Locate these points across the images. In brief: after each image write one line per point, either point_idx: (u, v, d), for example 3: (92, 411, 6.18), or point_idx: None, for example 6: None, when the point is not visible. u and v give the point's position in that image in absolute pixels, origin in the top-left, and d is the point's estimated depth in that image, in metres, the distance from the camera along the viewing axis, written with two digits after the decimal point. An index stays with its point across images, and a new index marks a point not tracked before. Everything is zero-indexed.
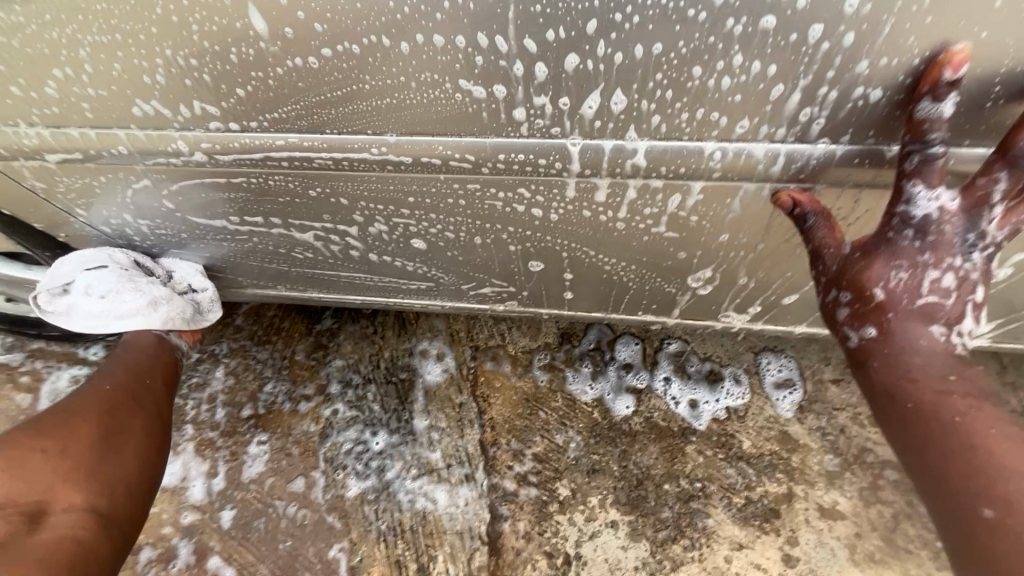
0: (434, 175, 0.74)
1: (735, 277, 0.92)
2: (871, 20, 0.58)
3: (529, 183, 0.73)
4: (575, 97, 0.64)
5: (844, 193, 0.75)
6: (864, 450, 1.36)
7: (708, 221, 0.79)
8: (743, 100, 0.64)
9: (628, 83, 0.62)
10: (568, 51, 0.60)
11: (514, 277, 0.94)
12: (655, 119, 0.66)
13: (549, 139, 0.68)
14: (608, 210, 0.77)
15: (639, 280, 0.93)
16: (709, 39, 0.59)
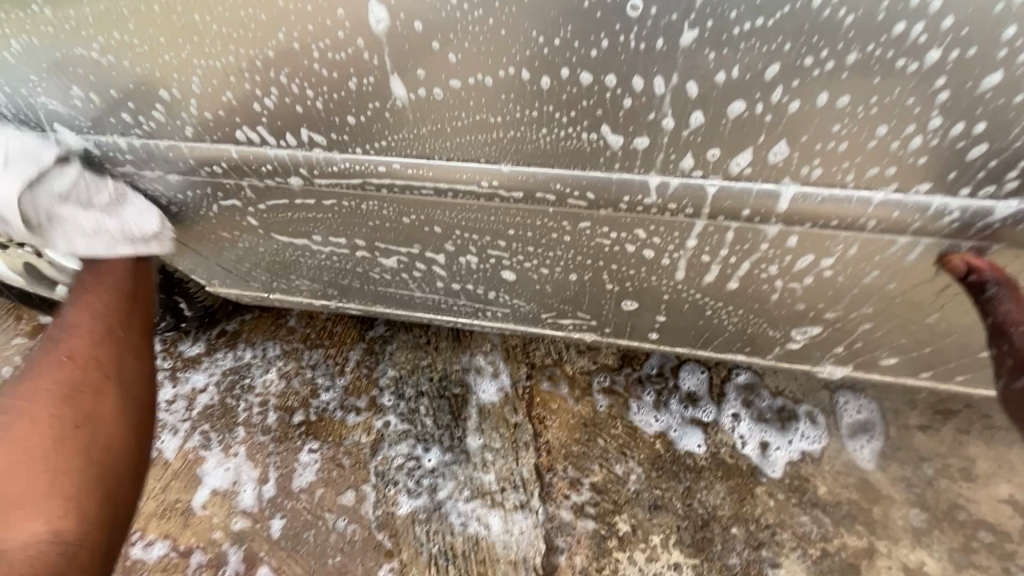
0: (542, 208, 0.70)
1: (849, 333, 0.83)
2: None
3: (649, 224, 0.69)
4: (726, 150, 0.60)
5: (1023, 254, 0.65)
6: (955, 507, 1.25)
7: (843, 276, 0.72)
8: (921, 163, 0.58)
9: (795, 134, 0.57)
10: (736, 97, 0.55)
11: (602, 312, 0.89)
12: (813, 169, 0.60)
13: (686, 181, 0.63)
14: (725, 255, 0.72)
15: (741, 324, 0.85)
16: (903, 97, 0.54)
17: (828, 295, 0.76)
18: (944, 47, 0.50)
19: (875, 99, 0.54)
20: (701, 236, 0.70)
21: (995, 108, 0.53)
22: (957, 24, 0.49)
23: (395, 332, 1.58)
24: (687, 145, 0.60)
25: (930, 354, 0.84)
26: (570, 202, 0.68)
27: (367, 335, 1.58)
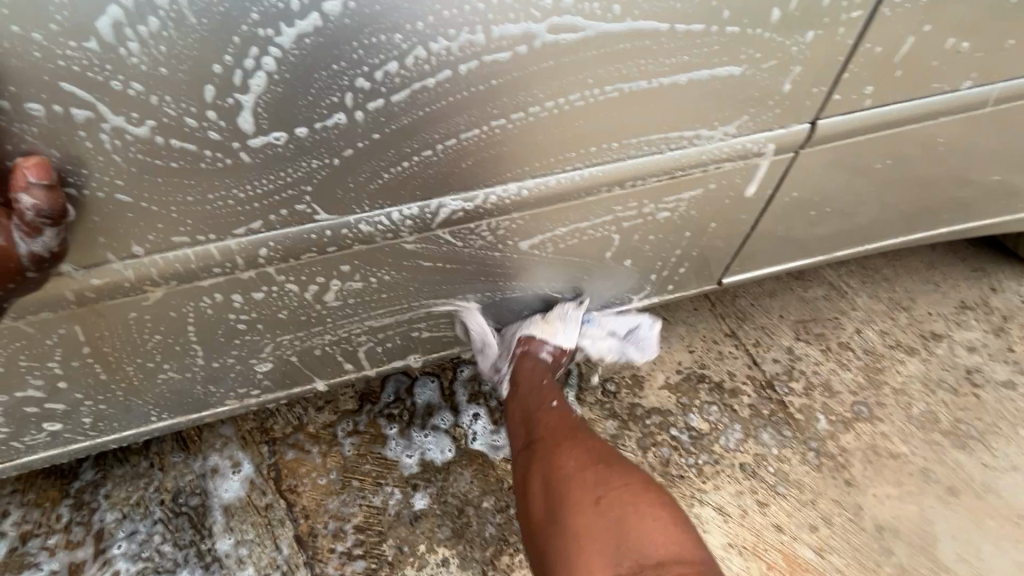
0: (86, 312, 0.79)
1: (436, 324, 1.08)
2: (387, 143, 0.76)
3: (199, 296, 0.83)
4: (183, 237, 0.76)
5: (460, 236, 0.91)
6: (634, 405, 1.62)
7: (382, 288, 0.94)
8: (338, 201, 0.80)
9: (220, 217, 0.76)
10: (147, 212, 0.72)
11: (245, 378, 1.01)
12: (257, 225, 0.78)
13: (175, 256, 0.77)
14: (284, 298, 0.89)
15: (356, 342, 1.04)
16: (271, 185, 0.75)
17: (387, 299, 0.97)
18: (270, 147, 0.71)
19: (246, 184, 0.74)
20: (246, 291, 0.85)
21: (334, 169, 0.76)
22: (253, 137, 0.70)
23: (109, 471, 1.45)
24: (158, 238, 0.75)
25: (501, 311, 1.11)
26: (110, 299, 0.79)
27: (73, 488, 1.42)
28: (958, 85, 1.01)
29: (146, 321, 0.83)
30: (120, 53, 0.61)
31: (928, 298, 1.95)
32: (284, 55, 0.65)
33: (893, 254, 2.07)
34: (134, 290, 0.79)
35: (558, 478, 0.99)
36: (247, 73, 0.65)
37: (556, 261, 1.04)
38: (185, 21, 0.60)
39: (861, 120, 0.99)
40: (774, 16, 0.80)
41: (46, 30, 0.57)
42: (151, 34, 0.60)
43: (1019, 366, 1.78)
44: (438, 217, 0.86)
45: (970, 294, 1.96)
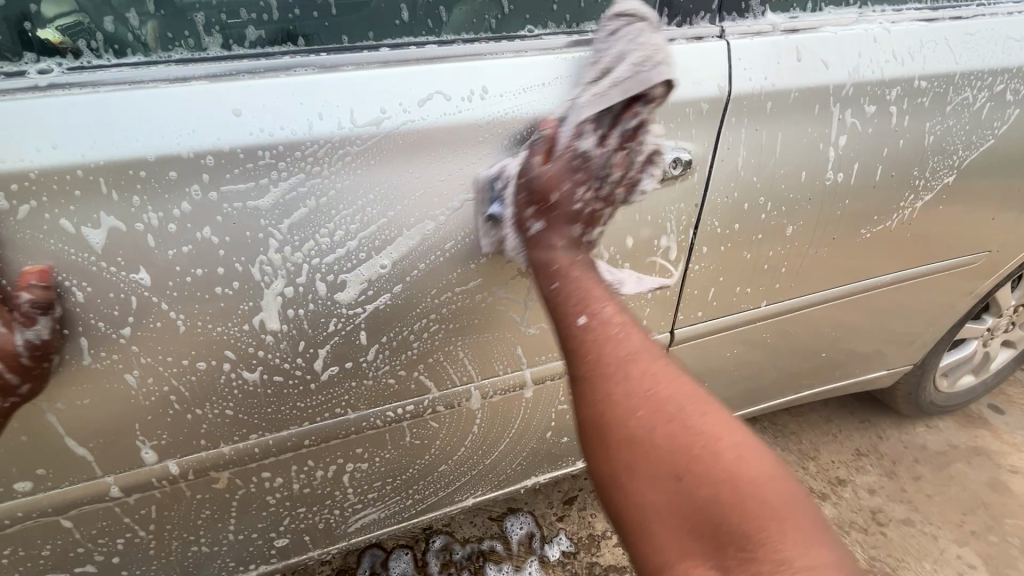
0: (158, 498, 1.01)
1: (422, 495, 1.31)
2: (372, 371, 1.03)
3: (246, 481, 1.06)
4: (249, 435, 1.00)
5: (437, 425, 1.17)
6: (592, 564, 1.79)
7: (384, 465, 1.18)
8: (367, 401, 1.06)
9: (281, 419, 1.01)
10: (231, 422, 0.97)
11: (259, 552, 1.20)
12: (305, 423, 1.03)
13: (239, 447, 1.01)
14: (307, 480, 1.12)
15: (354, 513, 1.25)
16: (325, 399, 1.02)
17: (382, 474, 1.20)
18: (331, 373, 1.00)
19: (308, 400, 1.01)
20: (279, 474, 1.08)
21: (372, 387, 1.05)
22: (326, 370, 0.99)
23: None
24: (229, 437, 0.99)
25: (470, 479, 1.33)
26: (180, 484, 1.01)
27: None
28: (803, 296, 1.39)
29: (200, 503, 1.05)
30: (256, 333, 0.90)
31: (831, 448, 2.31)
32: (355, 318, 0.95)
33: (796, 410, 2.48)
34: (206, 483, 1.03)
35: (699, 440, 0.76)
36: (327, 333, 0.95)
37: (514, 437, 1.30)
38: (294, 313, 0.91)
39: (719, 324, 1.34)
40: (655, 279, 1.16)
41: (221, 325, 0.87)
42: (277, 324, 0.90)
43: (913, 504, 2.09)
44: (432, 408, 1.13)
45: (863, 443, 2.35)
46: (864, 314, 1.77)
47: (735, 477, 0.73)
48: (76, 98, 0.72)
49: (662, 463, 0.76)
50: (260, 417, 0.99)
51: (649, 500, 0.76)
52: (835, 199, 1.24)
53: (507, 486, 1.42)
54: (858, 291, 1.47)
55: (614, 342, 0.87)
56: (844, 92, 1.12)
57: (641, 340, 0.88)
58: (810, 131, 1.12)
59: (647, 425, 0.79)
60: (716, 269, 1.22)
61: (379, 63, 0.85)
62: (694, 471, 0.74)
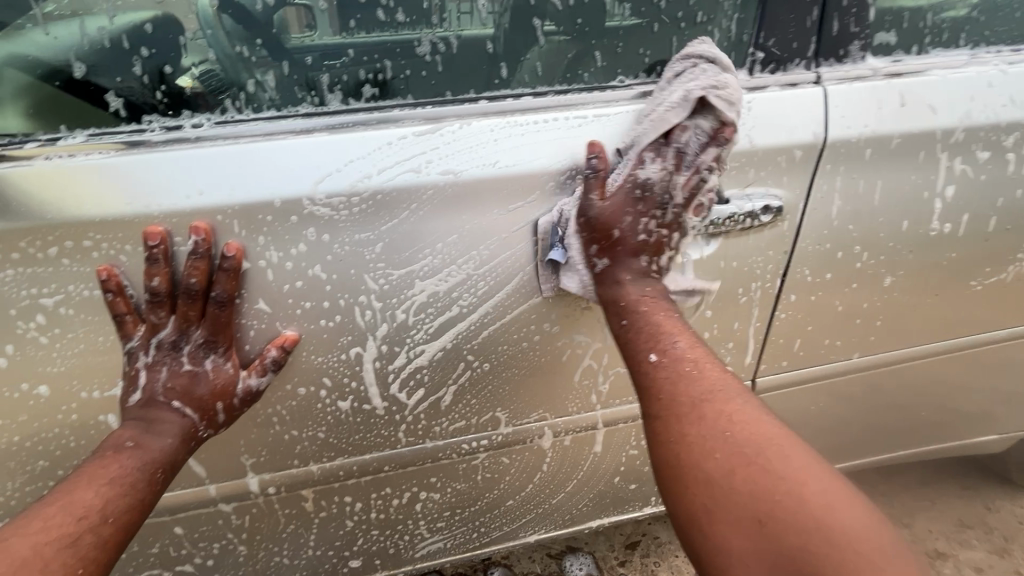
0: (251, 509, 1.09)
1: (489, 527, 1.32)
2: (452, 403, 1.07)
3: (328, 499, 1.12)
4: (335, 458, 1.06)
5: (508, 460, 1.19)
6: None
7: (455, 494, 1.21)
8: (444, 432, 1.10)
9: (365, 443, 1.06)
10: (321, 443, 1.04)
11: (332, 568, 1.26)
12: (387, 448, 1.08)
13: (325, 467, 1.07)
14: (382, 503, 1.17)
15: (423, 539, 1.28)
16: (407, 427, 1.07)
17: (452, 503, 1.23)
18: (414, 403, 1.04)
19: (391, 427, 1.06)
20: (357, 495, 1.14)
21: (449, 418, 1.08)
22: (409, 400, 1.04)
23: None
24: (318, 458, 1.05)
25: (536, 516, 1.33)
26: (272, 498, 1.08)
27: None
28: (900, 350, 1.30)
29: (286, 516, 1.12)
30: (350, 362, 0.96)
31: (927, 515, 2.09)
32: (440, 352, 1.00)
33: (886, 469, 2.27)
34: (294, 498, 1.10)
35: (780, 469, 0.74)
36: (413, 365, 1.00)
37: (583, 477, 1.29)
38: (386, 343, 0.96)
39: (805, 375, 1.27)
40: (738, 328, 1.13)
41: (322, 354, 0.94)
42: (370, 352, 0.96)
43: None
44: (505, 442, 1.15)
45: (967, 513, 2.11)
46: (970, 370, 1.62)
47: (797, 499, 0.70)
48: (220, 148, 0.82)
49: (727, 485, 0.75)
50: (348, 441, 1.05)
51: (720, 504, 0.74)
52: (941, 249, 1.16)
53: (573, 526, 1.40)
54: (967, 346, 1.35)
55: (686, 377, 0.87)
56: (954, 137, 1.06)
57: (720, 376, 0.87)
58: (913, 178, 1.06)
59: (722, 468, 0.76)
60: (803, 318, 1.17)
61: (481, 112, 0.91)
62: (763, 535, 0.69)
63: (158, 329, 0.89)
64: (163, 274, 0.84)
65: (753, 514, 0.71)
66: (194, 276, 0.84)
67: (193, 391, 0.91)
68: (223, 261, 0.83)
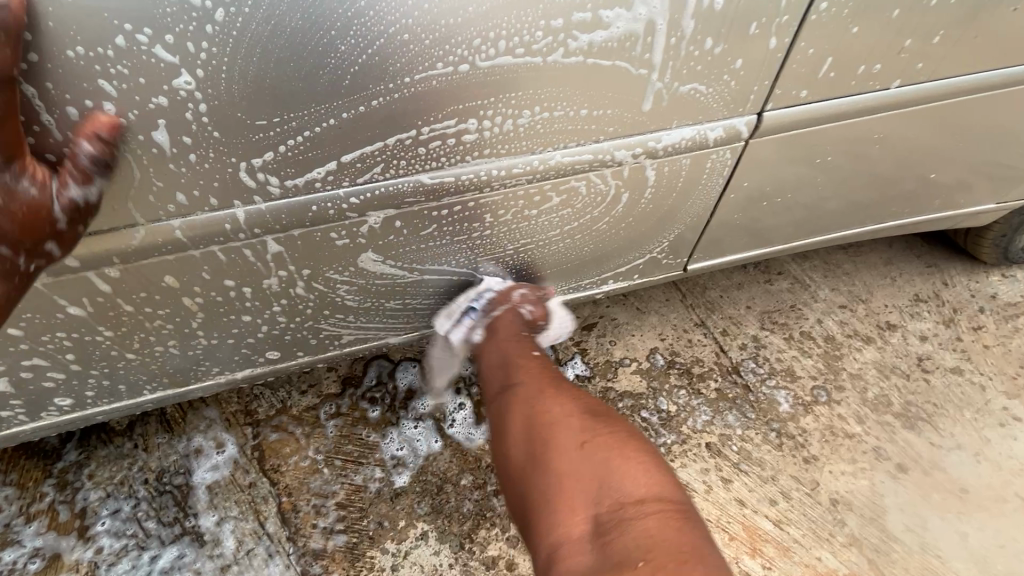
0: (90, 287, 0.83)
1: (421, 311, 1.12)
2: (340, 131, 0.75)
3: (194, 275, 0.86)
4: (182, 216, 0.78)
5: (433, 223, 0.92)
6: (608, 389, 1.71)
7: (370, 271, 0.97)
8: (336, 174, 0.80)
9: (216, 189, 0.76)
10: (152, 191, 0.74)
11: (236, 359, 1.06)
12: (257, 199, 0.79)
13: (167, 226, 0.78)
14: (271, 282, 0.92)
15: (338, 326, 1.07)
16: (282, 164, 0.76)
17: (365, 284, 0.99)
18: (283, 127, 0.73)
19: (254, 164, 0.75)
20: (232, 271, 0.87)
21: (338, 153, 0.78)
22: (274, 122, 0.72)
23: (92, 452, 1.48)
24: (155, 211, 0.76)
25: (479, 298, 1.14)
26: (110, 270, 0.82)
27: (56, 468, 1.45)
28: (938, 76, 1.02)
29: (145, 299, 0.87)
30: (141, 51, 0.63)
31: (885, 291, 2.07)
32: (302, 39, 0.66)
33: (853, 250, 2.19)
34: (149, 274, 0.84)
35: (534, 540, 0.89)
36: (264, 60, 0.67)
37: (530, 247, 1.05)
38: (213, 15, 0.62)
39: (819, 111, 0.98)
40: (754, 30, 0.83)
41: (87, 36, 0.61)
42: (191, 31, 0.63)
43: (966, 354, 1.90)
44: (427, 193, 0.86)
45: (924, 288, 2.09)
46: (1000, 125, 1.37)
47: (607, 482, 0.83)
48: None
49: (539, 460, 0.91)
50: (201, 190, 0.76)
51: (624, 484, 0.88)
52: None
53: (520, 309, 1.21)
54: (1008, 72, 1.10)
55: (529, 369, 1.07)
56: None
57: (559, 387, 1.02)
58: None
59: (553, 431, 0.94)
60: (837, 13, 0.84)
61: None
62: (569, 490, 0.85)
63: None
64: None
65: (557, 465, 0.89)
66: None
67: None
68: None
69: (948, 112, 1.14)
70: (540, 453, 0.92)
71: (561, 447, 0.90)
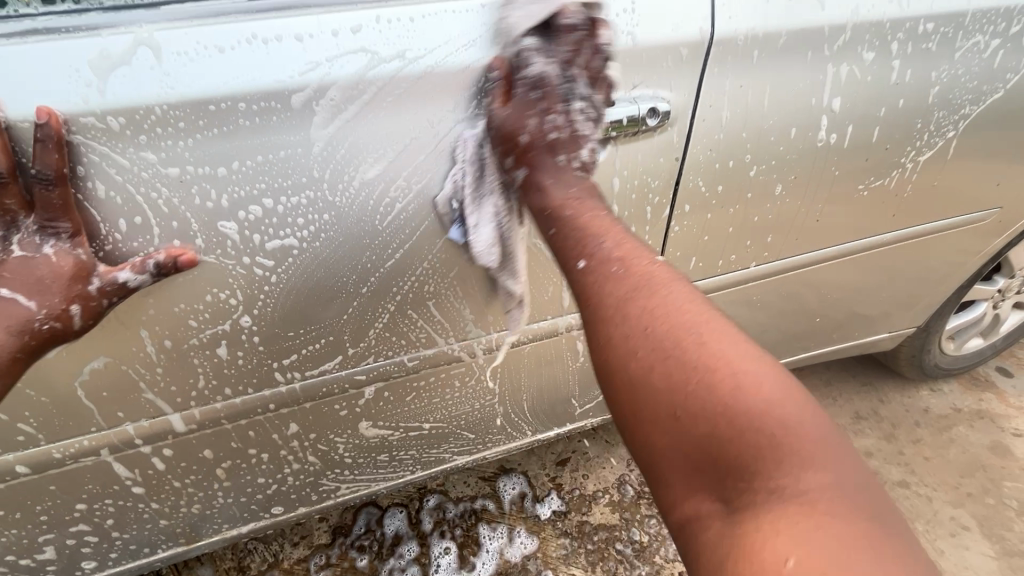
0: (140, 463, 1.03)
1: (406, 462, 1.32)
2: (345, 337, 1.00)
3: (224, 446, 1.07)
4: (223, 403, 1.00)
5: (414, 392, 1.15)
6: (583, 522, 1.83)
7: (365, 433, 1.19)
8: (340, 362, 1.03)
9: (252, 382, 1.00)
10: (205, 388, 0.98)
11: (246, 514, 1.23)
12: (280, 386, 1.02)
13: (211, 412, 1.00)
14: (286, 447, 1.13)
15: (336, 479, 1.26)
16: (302, 363, 1.00)
17: (361, 443, 1.20)
18: (306, 339, 0.98)
19: (284, 364, 1.00)
20: (254, 440, 1.09)
21: (340, 349, 1.01)
22: (300, 338, 0.97)
23: None
24: (203, 401, 0.99)
25: (456, 446, 1.35)
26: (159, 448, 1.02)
27: None
28: (801, 254, 1.34)
29: (181, 468, 1.07)
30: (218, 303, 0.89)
31: (829, 411, 2.29)
32: (321, 287, 0.93)
33: (796, 373, 2.45)
34: (189, 448, 1.04)
35: (687, 315, 0.68)
36: (296, 300, 0.93)
37: (494, 403, 1.28)
38: (265, 279, 0.89)
39: (713, 283, 1.27)
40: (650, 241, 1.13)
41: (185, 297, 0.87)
42: (250, 291, 0.89)
43: (910, 467, 2.07)
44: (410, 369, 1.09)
45: (863, 406, 2.32)
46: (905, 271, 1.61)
47: (740, 396, 0.61)
48: (15, 52, 0.70)
49: (679, 371, 0.65)
50: (240, 385, 0.99)
51: (652, 429, 0.65)
52: (827, 161, 1.17)
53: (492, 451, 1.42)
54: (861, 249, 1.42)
55: (605, 283, 0.74)
56: (842, 36, 1.04)
57: (646, 272, 0.74)
58: (802, 79, 1.04)
59: (658, 333, 0.68)
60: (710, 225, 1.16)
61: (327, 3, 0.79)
62: (726, 410, 0.61)
63: (17, 233, 0.72)
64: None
65: (711, 378, 0.62)
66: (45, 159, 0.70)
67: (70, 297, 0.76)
68: (37, 130, 0.69)
69: (823, 276, 1.45)
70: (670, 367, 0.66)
71: (679, 368, 0.65)
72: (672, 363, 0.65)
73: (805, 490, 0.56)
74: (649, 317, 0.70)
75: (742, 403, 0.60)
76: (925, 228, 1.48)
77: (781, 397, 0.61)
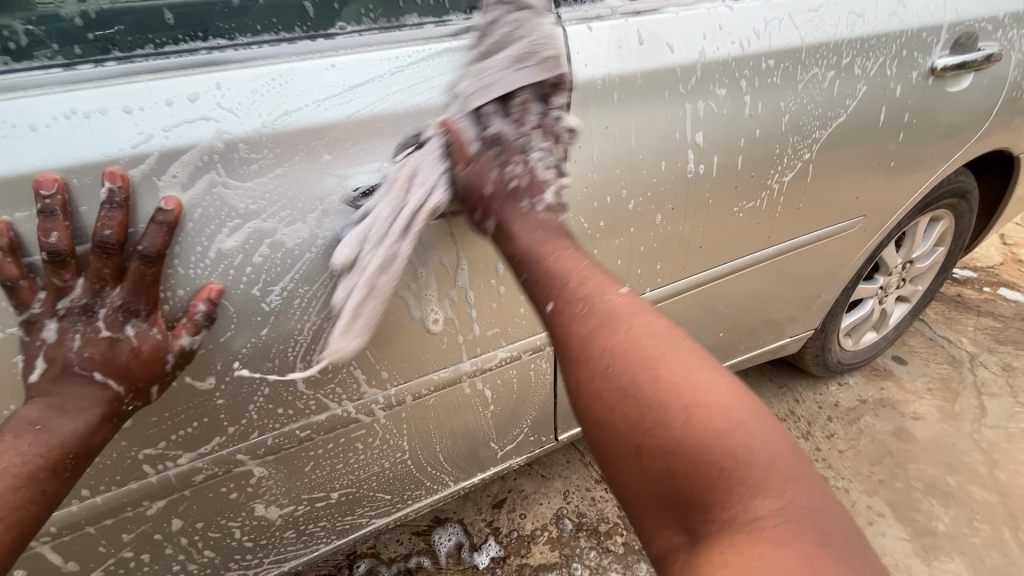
0: None
1: (316, 535, 1.23)
2: (220, 414, 0.93)
3: (91, 551, 0.95)
4: (82, 504, 0.89)
5: (312, 462, 1.08)
6: (522, 565, 1.77)
7: (261, 512, 1.09)
8: (221, 441, 0.95)
9: (118, 475, 0.90)
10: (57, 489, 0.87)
11: None
12: (152, 476, 0.93)
13: (68, 516, 0.89)
14: (169, 541, 1.02)
15: (237, 567, 1.15)
16: (174, 447, 0.92)
17: (259, 523, 1.11)
18: (172, 421, 0.90)
19: (151, 451, 0.90)
20: (128, 540, 0.97)
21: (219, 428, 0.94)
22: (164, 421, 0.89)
23: None
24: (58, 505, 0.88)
25: (371, 510, 1.27)
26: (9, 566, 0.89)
27: None
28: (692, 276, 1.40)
29: None
30: None
31: None
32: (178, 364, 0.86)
33: None
34: (48, 560, 0.92)
35: (648, 350, 0.74)
36: None
37: (404, 460, 1.23)
38: None
39: None
40: None
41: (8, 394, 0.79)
42: None
43: (827, 461, 2.18)
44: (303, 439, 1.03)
45: (781, 408, 2.44)
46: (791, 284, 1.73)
47: (701, 414, 0.66)
48: None
49: (653, 391, 0.70)
50: (103, 480, 0.89)
51: (614, 441, 0.71)
52: (700, 189, 1.24)
53: (412, 508, 1.35)
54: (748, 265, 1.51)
55: (566, 306, 0.81)
56: (693, 75, 1.12)
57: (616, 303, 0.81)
58: (664, 117, 1.11)
59: (627, 359, 0.74)
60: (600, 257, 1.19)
61: (156, 71, 0.76)
62: (687, 426, 0.66)
63: (66, 292, 0.74)
64: (65, 228, 0.72)
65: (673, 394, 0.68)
66: (111, 230, 0.73)
67: (115, 361, 0.78)
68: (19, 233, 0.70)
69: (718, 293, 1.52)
70: (629, 386, 0.72)
71: (649, 387, 0.71)
72: (637, 398, 0.70)
73: (755, 517, 0.59)
74: (630, 339, 0.76)
75: (704, 420, 0.65)
76: (800, 240, 1.60)
77: (743, 421, 0.65)
